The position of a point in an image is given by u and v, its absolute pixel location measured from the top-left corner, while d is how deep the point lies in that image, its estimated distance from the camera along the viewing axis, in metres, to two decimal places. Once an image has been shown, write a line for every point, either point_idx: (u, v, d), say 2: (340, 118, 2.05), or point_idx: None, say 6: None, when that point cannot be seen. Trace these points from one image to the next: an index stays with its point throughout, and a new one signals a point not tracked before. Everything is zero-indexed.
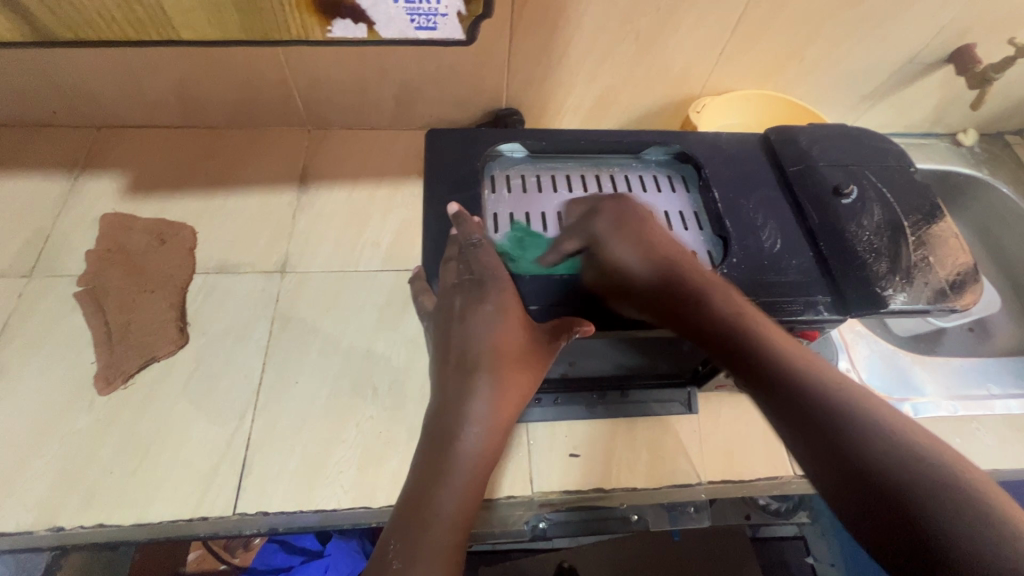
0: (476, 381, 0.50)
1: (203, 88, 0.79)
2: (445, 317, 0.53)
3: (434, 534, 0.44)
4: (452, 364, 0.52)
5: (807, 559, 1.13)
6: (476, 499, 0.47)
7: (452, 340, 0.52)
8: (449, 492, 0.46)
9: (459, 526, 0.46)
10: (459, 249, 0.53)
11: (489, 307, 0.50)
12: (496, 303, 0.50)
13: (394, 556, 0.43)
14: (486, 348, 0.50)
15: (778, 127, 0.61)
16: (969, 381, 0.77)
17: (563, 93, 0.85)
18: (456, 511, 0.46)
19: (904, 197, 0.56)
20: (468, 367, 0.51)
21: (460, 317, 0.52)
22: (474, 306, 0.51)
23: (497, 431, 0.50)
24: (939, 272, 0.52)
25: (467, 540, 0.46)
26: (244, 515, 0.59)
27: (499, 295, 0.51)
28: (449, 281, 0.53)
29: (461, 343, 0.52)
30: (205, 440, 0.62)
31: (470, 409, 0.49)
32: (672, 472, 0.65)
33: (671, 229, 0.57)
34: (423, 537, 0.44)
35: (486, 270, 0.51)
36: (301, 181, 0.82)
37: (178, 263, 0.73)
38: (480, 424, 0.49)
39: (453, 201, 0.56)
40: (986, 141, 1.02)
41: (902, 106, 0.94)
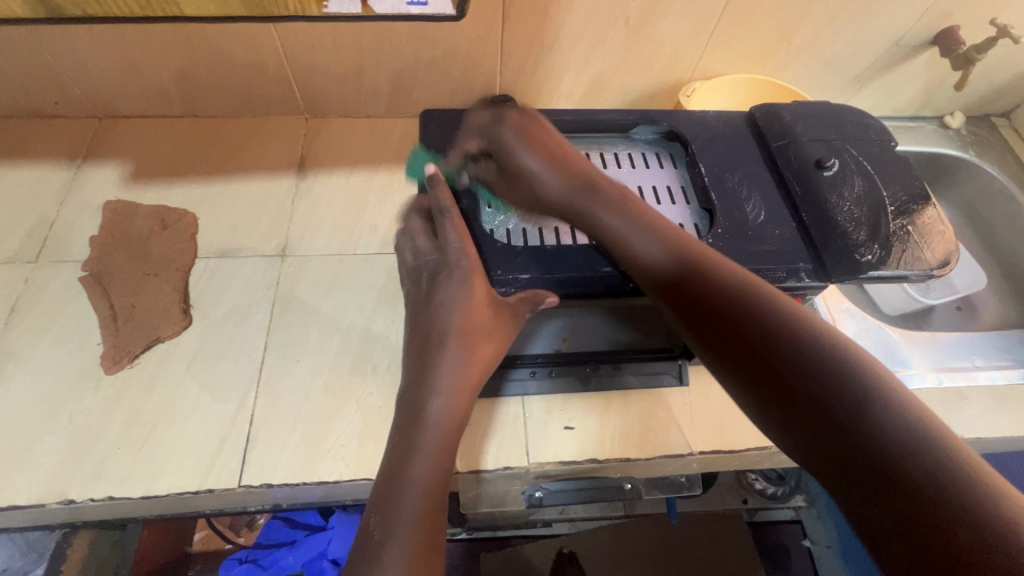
0: (443, 353, 0.55)
1: (202, 78, 0.81)
2: (422, 298, 0.59)
3: (408, 499, 0.47)
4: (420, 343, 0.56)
5: (803, 542, 1.20)
6: (446, 467, 0.50)
7: (428, 317, 0.57)
8: (418, 461, 0.49)
9: (433, 495, 0.48)
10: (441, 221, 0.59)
11: (452, 281, 0.56)
12: (461, 281, 0.55)
13: (375, 526, 0.46)
14: (454, 324, 0.55)
15: (762, 105, 0.63)
16: (954, 354, 0.80)
17: (555, 80, 0.87)
18: (429, 478, 0.49)
19: (884, 170, 0.57)
20: (433, 345, 0.56)
21: (433, 295, 0.58)
22: (444, 284, 0.57)
23: (465, 396, 0.54)
24: (917, 240, 0.54)
25: (442, 503, 0.49)
26: (249, 487, 0.60)
27: (470, 276, 0.56)
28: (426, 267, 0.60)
29: (433, 319, 0.57)
30: (209, 416, 0.63)
31: (438, 382, 0.53)
32: (664, 442, 0.66)
33: (658, 203, 0.58)
34: (399, 502, 0.47)
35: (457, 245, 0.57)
36: (300, 168, 0.84)
37: (180, 247, 0.74)
38: (446, 392, 0.53)
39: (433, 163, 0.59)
40: (972, 124, 1.04)
41: (888, 88, 0.96)
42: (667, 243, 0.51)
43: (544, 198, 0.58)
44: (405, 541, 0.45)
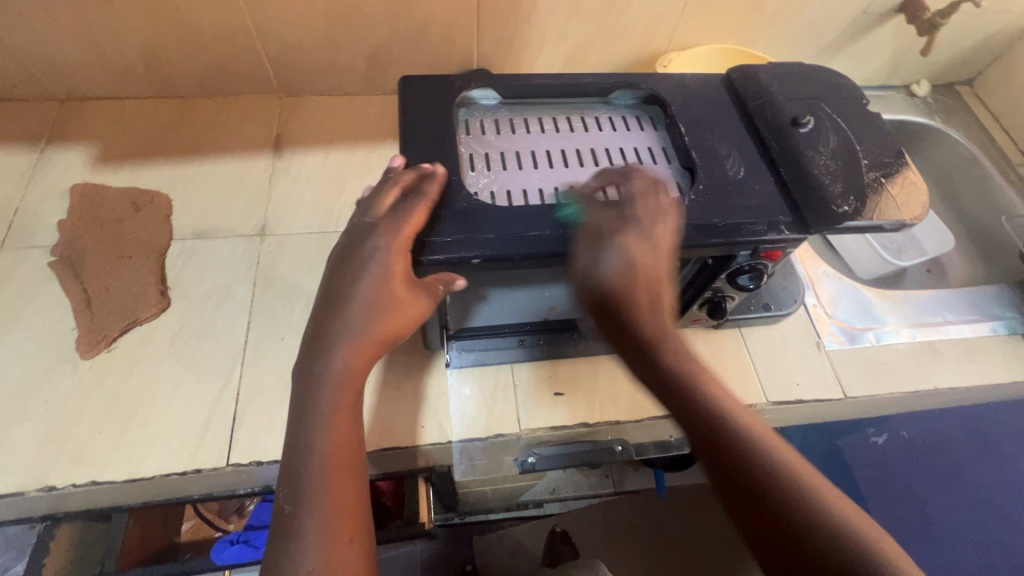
0: (346, 308, 0.49)
1: (170, 55, 0.79)
2: (348, 251, 0.51)
3: (310, 470, 0.46)
4: (325, 309, 0.50)
5: None
6: (349, 432, 0.48)
7: (337, 279, 0.50)
8: (317, 431, 0.47)
9: (340, 464, 0.47)
10: (383, 189, 0.52)
11: (368, 249, 0.49)
12: (387, 248, 0.49)
13: (289, 512, 0.45)
14: (371, 283, 0.49)
15: (739, 67, 0.64)
16: (926, 311, 0.81)
17: (533, 53, 0.87)
18: (328, 445, 0.47)
19: (857, 126, 0.59)
20: (337, 311, 0.49)
21: (356, 254, 0.50)
22: (364, 248, 0.50)
23: (365, 351, 0.50)
24: (891, 191, 0.55)
25: (350, 466, 0.47)
26: (238, 466, 0.59)
27: (391, 245, 0.48)
28: (362, 222, 0.51)
29: (340, 282, 0.50)
30: (194, 397, 0.62)
31: (341, 340, 0.49)
32: (653, 404, 0.67)
33: (641, 163, 0.58)
34: (301, 475, 0.46)
35: (387, 218, 0.50)
36: (276, 148, 0.82)
37: (155, 229, 0.72)
38: (350, 344, 0.49)
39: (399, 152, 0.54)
40: (938, 92, 1.07)
41: (858, 57, 0.98)
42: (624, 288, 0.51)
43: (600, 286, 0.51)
44: (321, 514, 0.45)
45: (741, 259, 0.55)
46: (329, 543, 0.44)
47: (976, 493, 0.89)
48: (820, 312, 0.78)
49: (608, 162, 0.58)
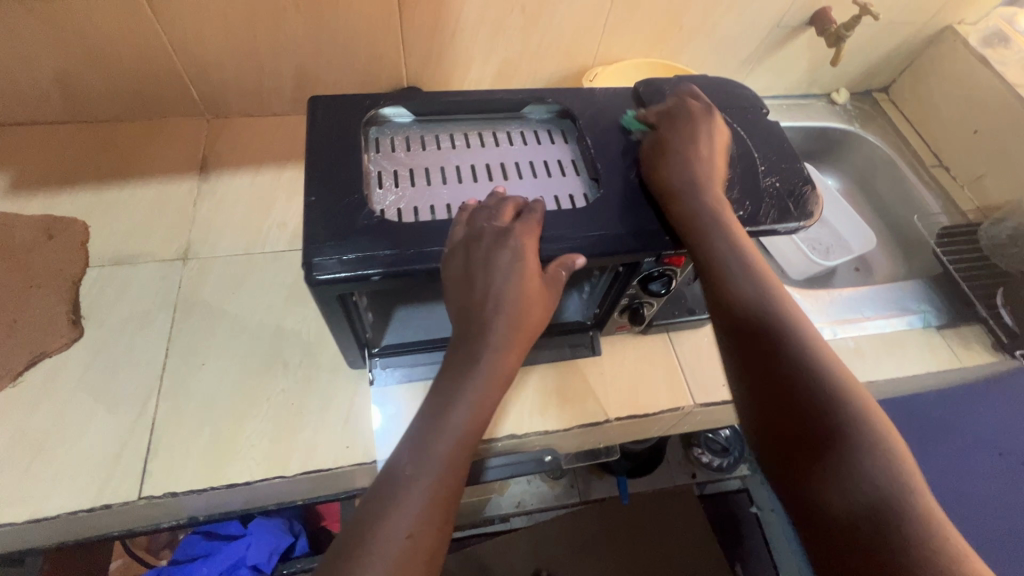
0: (502, 298, 0.50)
1: (86, 80, 0.77)
2: (474, 245, 0.50)
3: (445, 444, 0.48)
4: (473, 306, 0.50)
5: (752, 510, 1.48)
6: (482, 426, 0.50)
7: (474, 282, 0.49)
8: (465, 411, 0.49)
9: (462, 453, 0.48)
10: (501, 203, 0.53)
11: (510, 254, 0.50)
12: (522, 251, 0.50)
13: (407, 471, 0.46)
14: (512, 284, 0.50)
15: (647, 81, 0.66)
16: (846, 309, 0.85)
17: (462, 70, 0.88)
18: (464, 429, 0.49)
19: (756, 135, 0.61)
20: (491, 312, 0.50)
21: (487, 254, 0.49)
22: (497, 249, 0.49)
23: (515, 353, 0.51)
24: (786, 195, 0.57)
25: (467, 456, 0.49)
26: (151, 498, 0.57)
27: (527, 251, 0.50)
28: (461, 234, 0.50)
29: (484, 283, 0.50)
30: (106, 428, 0.60)
31: (498, 332, 0.50)
32: (582, 412, 0.68)
33: (550, 176, 0.59)
34: (432, 446, 0.47)
35: (519, 223, 0.51)
36: (202, 170, 0.81)
37: (68, 256, 0.70)
38: (508, 338, 0.50)
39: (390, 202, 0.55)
40: (856, 99, 1.13)
41: (778, 68, 1.03)
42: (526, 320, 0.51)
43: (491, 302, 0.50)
44: (426, 495, 0.45)
45: (646, 265, 0.56)
46: (423, 522, 0.45)
47: None
48: None
49: (518, 176, 0.59)
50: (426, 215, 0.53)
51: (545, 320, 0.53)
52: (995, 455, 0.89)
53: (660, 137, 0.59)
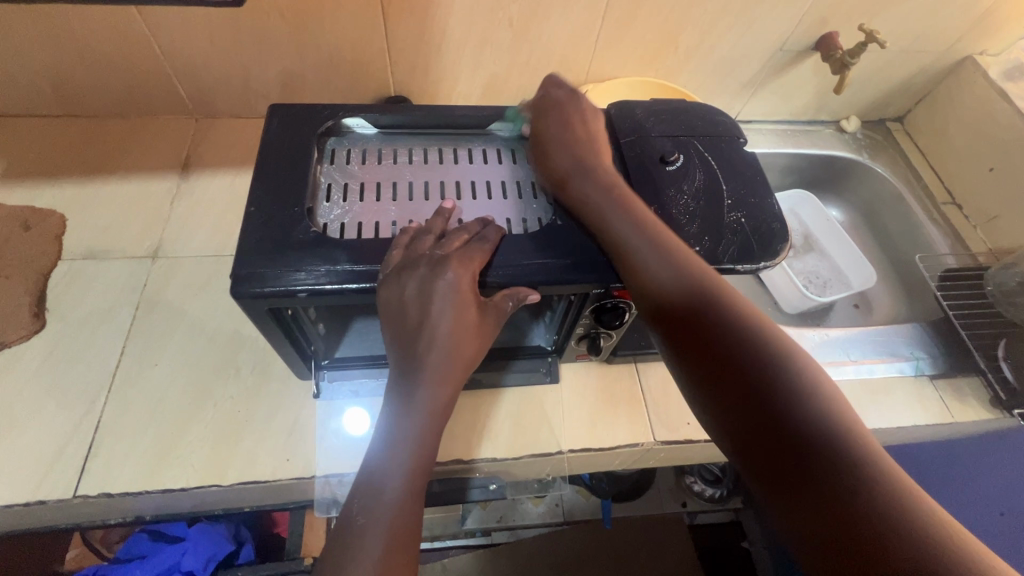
0: (435, 326, 0.48)
1: (78, 76, 0.79)
2: (405, 269, 0.47)
3: (395, 482, 0.46)
4: (409, 337, 0.49)
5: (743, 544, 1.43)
6: (429, 461, 0.48)
7: (407, 312, 0.48)
8: (406, 447, 0.47)
9: (414, 490, 0.46)
10: (451, 231, 0.50)
11: (445, 286, 0.47)
12: (456, 278, 0.48)
13: (359, 517, 0.44)
14: (447, 314, 0.48)
15: (620, 103, 0.64)
16: (833, 351, 0.80)
17: (449, 80, 0.87)
18: (413, 461, 0.47)
19: (728, 166, 0.58)
20: (422, 345, 0.48)
21: (421, 284, 0.47)
22: (431, 278, 0.47)
23: (454, 380, 0.50)
24: (751, 232, 0.54)
25: (422, 489, 0.47)
26: (86, 497, 0.57)
27: (461, 279, 0.48)
28: (395, 258, 0.48)
29: (417, 313, 0.48)
30: (51, 423, 0.60)
31: (433, 360, 0.48)
32: (534, 441, 0.66)
33: (506, 197, 0.57)
34: (383, 487, 0.45)
35: (462, 252, 0.49)
36: (184, 169, 0.82)
37: (41, 248, 0.71)
38: (445, 365, 0.49)
39: (337, 211, 0.53)
40: (868, 127, 1.07)
41: (782, 92, 0.99)
42: (459, 349, 0.49)
43: (427, 334, 0.48)
44: (384, 541, 0.43)
45: (595, 295, 0.54)
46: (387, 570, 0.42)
47: None
48: None
49: (473, 195, 0.57)
50: (370, 232, 0.52)
51: (485, 347, 0.51)
52: (998, 514, 0.81)
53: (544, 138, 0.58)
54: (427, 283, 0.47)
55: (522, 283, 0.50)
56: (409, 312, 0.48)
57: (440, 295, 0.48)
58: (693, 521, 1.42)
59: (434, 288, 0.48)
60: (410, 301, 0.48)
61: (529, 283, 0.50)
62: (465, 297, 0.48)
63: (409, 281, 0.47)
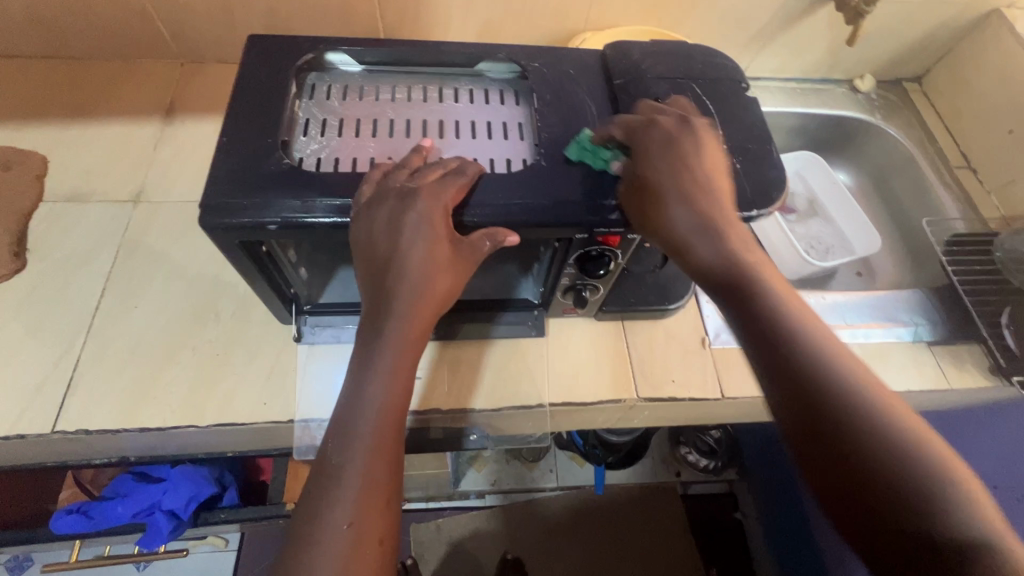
0: (405, 262, 0.46)
1: (57, 14, 0.76)
2: (375, 204, 0.46)
3: (367, 419, 0.45)
4: (378, 273, 0.47)
5: (736, 515, 1.43)
6: (405, 396, 0.47)
7: (376, 247, 0.46)
8: (378, 383, 0.46)
9: (389, 425, 0.45)
10: (425, 166, 0.48)
11: (415, 219, 0.46)
12: (426, 211, 0.46)
13: (331, 455, 0.43)
14: (416, 249, 0.46)
15: (616, 44, 0.60)
16: (829, 315, 0.78)
17: (441, 25, 0.83)
18: (386, 400, 0.46)
19: (725, 111, 0.55)
20: (392, 279, 0.47)
21: (390, 217, 0.46)
22: (400, 212, 0.46)
23: (427, 318, 0.48)
24: (745, 179, 0.51)
25: (399, 427, 0.46)
26: (65, 433, 0.57)
27: (432, 213, 0.46)
28: (364, 195, 0.47)
29: (386, 249, 0.46)
30: (30, 360, 0.60)
31: (404, 298, 0.47)
32: (515, 393, 0.65)
33: (490, 137, 0.54)
34: (356, 424, 0.44)
35: (435, 184, 0.47)
36: (168, 114, 0.80)
37: (23, 189, 0.70)
38: (417, 303, 0.47)
39: (313, 145, 0.51)
40: (883, 87, 1.02)
41: (793, 46, 0.93)
42: (434, 285, 0.47)
43: (398, 269, 0.47)
44: (358, 485, 0.42)
45: (578, 240, 0.52)
46: (363, 509, 0.42)
47: None
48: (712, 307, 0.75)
49: (456, 135, 0.54)
50: (345, 167, 0.50)
51: (462, 285, 0.49)
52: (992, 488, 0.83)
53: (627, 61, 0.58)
54: (397, 216, 0.46)
55: (499, 225, 0.48)
56: (379, 247, 0.46)
57: (412, 229, 0.46)
58: (686, 490, 1.43)
59: (405, 222, 0.46)
60: (379, 235, 0.46)
61: (506, 226, 0.48)
62: (437, 230, 0.46)
63: (379, 214, 0.46)
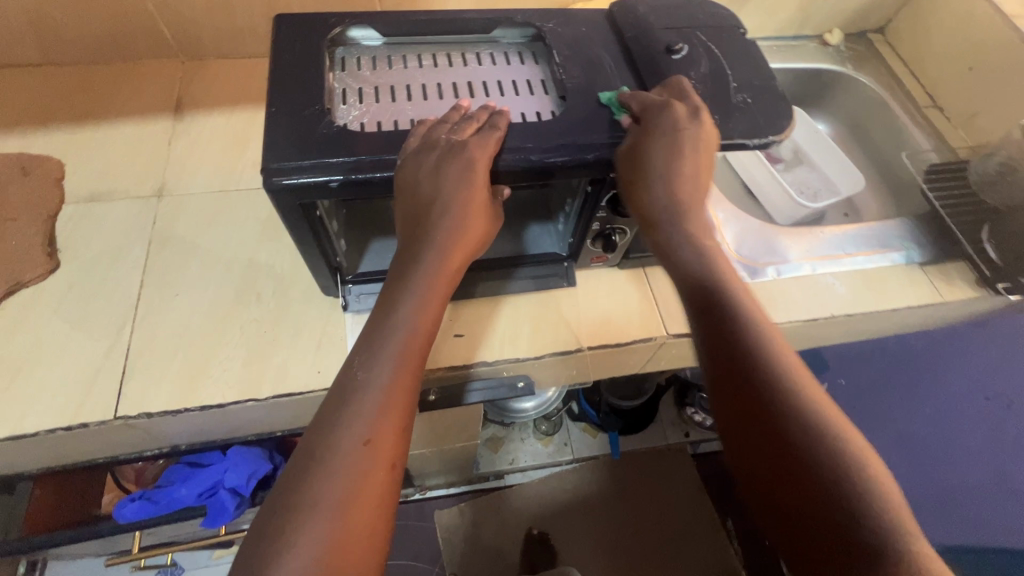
0: (443, 202, 0.50)
1: (55, 19, 0.76)
2: (422, 151, 0.50)
3: (393, 341, 0.47)
4: (416, 212, 0.51)
5: None
6: (430, 333, 0.50)
7: (420, 190, 0.50)
8: (409, 312, 0.49)
9: (413, 355, 0.48)
10: (465, 119, 0.52)
11: (460, 164, 0.49)
12: (466, 161, 0.49)
13: (354, 371, 0.46)
14: (456, 190, 0.50)
15: (620, 1, 0.64)
16: (829, 248, 0.83)
17: (438, 5, 0.86)
18: (413, 326, 0.49)
19: (731, 53, 0.60)
20: (431, 218, 0.51)
21: (434, 160, 0.49)
22: (446, 158, 0.49)
23: (460, 256, 0.52)
24: (758, 111, 0.56)
25: (422, 352, 0.49)
26: (126, 419, 0.58)
27: (473, 159, 0.50)
28: (412, 145, 0.50)
29: (427, 189, 0.50)
30: (81, 352, 0.61)
31: (440, 236, 0.50)
32: (554, 341, 0.69)
33: (517, 94, 0.58)
34: (381, 344, 0.47)
35: (476, 138, 0.50)
36: (177, 111, 0.81)
37: (44, 192, 0.70)
38: (449, 240, 0.51)
39: (354, 112, 0.53)
40: (851, 40, 1.09)
41: (768, 5, 0.99)
42: (469, 225, 0.51)
43: (435, 209, 0.50)
44: (376, 403, 0.44)
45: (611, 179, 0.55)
46: (377, 426, 0.44)
47: (904, 432, 1.08)
48: (724, 249, 0.80)
49: (485, 94, 0.57)
50: (389, 127, 0.53)
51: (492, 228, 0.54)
52: (984, 399, 1.04)
53: (636, 16, 0.62)
54: (441, 162, 0.49)
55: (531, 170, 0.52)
56: (422, 188, 0.49)
57: (456, 172, 0.50)
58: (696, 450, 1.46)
59: (446, 167, 0.49)
60: (424, 177, 0.49)
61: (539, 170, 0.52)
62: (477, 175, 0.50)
63: (427, 158, 0.49)
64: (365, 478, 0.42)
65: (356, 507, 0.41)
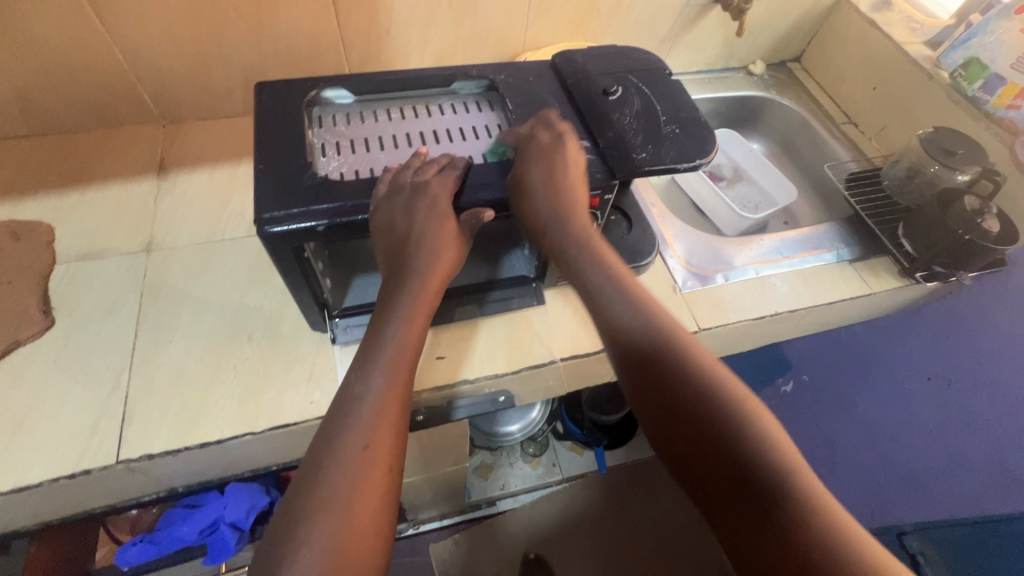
0: (417, 235, 0.58)
1: (42, 94, 0.81)
2: (393, 194, 0.56)
3: (387, 353, 0.54)
4: (397, 245, 0.59)
5: None
6: (418, 344, 0.56)
7: (397, 228, 0.58)
8: (397, 328, 0.56)
9: (404, 363, 0.54)
10: (426, 163, 0.59)
11: (426, 204, 0.56)
12: (431, 199, 0.56)
13: (354, 383, 0.52)
14: (428, 223, 0.58)
15: (561, 53, 0.74)
16: (770, 253, 0.92)
17: (400, 61, 0.95)
18: (402, 339, 0.55)
19: (658, 91, 0.69)
20: (410, 249, 0.58)
21: (406, 201, 0.56)
22: (415, 198, 0.56)
23: (439, 275, 0.60)
24: (685, 138, 0.65)
25: (413, 360, 0.55)
26: (129, 462, 0.61)
27: (440, 197, 0.57)
28: (382, 190, 0.56)
29: (404, 226, 0.58)
30: (81, 402, 0.64)
31: (419, 263, 0.58)
32: (529, 355, 0.75)
33: (477, 138, 0.66)
34: (374, 357, 0.54)
35: (438, 178, 0.58)
36: (161, 170, 0.86)
37: (37, 254, 0.74)
38: (426, 264, 0.59)
39: (333, 163, 0.60)
40: (772, 69, 1.23)
41: (695, 44, 1.11)
42: (445, 250, 0.59)
43: (413, 241, 0.58)
44: (372, 410, 0.50)
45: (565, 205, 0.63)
46: (375, 430, 0.49)
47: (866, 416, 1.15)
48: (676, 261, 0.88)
49: (448, 140, 0.65)
50: (365, 174, 0.60)
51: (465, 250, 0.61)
52: (924, 378, 1.10)
53: (574, 65, 0.71)
54: (411, 202, 0.56)
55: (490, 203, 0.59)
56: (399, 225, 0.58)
57: (429, 208, 0.57)
58: None
59: (414, 205, 0.56)
60: (399, 216, 0.57)
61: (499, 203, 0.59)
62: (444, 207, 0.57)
63: (400, 200, 0.57)
64: (365, 477, 0.47)
65: (358, 500, 0.46)
